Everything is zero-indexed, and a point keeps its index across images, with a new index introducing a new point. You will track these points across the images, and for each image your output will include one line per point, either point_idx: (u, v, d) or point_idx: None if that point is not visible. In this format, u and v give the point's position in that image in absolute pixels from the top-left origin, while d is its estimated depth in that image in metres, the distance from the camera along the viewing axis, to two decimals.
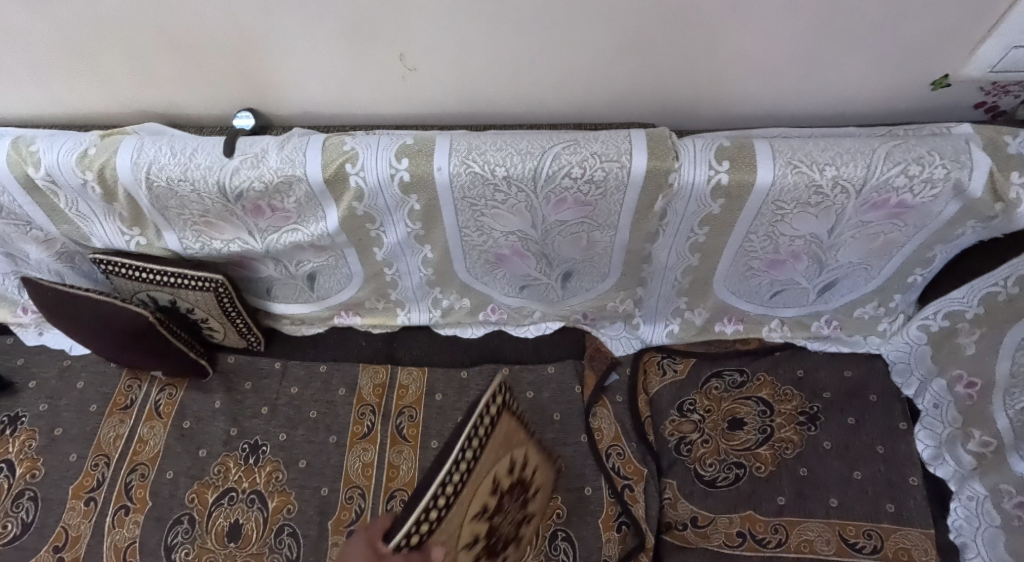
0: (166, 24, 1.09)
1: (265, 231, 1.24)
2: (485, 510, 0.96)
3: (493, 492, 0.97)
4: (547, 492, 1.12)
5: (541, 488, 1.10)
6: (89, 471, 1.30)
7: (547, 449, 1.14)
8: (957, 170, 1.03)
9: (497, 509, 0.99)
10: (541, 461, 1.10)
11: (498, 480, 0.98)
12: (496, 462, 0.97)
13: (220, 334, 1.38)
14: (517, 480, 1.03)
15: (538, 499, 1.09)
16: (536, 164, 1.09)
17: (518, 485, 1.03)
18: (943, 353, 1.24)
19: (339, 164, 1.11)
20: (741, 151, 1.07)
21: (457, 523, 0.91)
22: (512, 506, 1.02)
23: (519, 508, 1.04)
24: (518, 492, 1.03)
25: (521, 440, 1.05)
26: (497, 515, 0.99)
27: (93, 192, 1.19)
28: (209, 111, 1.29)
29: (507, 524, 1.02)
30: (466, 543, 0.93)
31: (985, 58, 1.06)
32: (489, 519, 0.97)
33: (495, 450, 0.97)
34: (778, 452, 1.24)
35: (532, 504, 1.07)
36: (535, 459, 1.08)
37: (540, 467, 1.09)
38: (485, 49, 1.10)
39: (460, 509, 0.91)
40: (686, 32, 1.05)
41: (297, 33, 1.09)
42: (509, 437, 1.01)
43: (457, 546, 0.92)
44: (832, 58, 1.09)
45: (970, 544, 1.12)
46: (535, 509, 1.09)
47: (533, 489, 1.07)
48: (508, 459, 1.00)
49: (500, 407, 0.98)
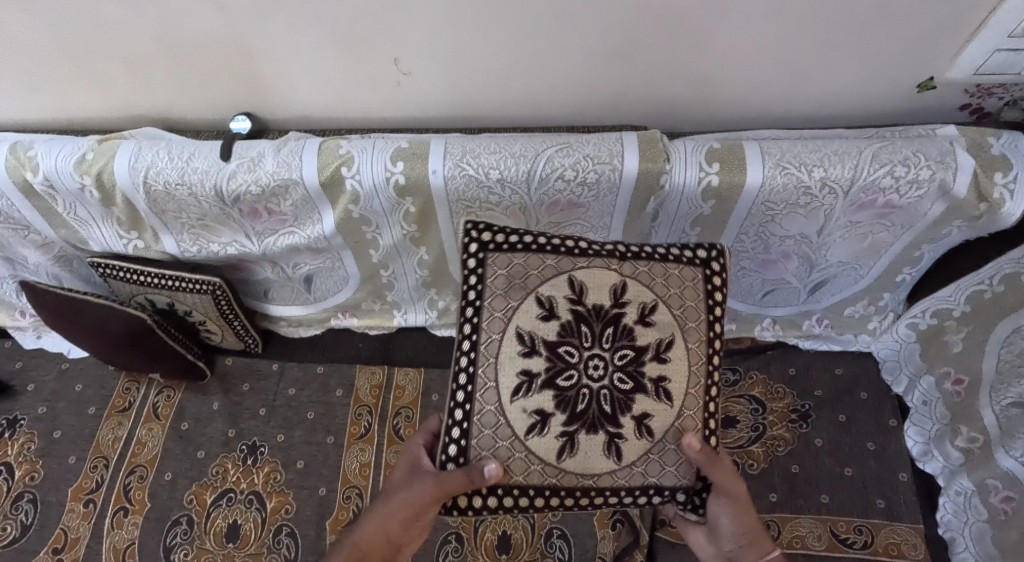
0: (163, 29, 1.11)
1: (262, 234, 1.25)
2: (550, 393, 0.89)
3: (536, 350, 0.91)
4: (698, 321, 0.96)
5: (672, 327, 0.94)
6: (87, 473, 1.31)
7: (664, 263, 0.98)
8: (942, 171, 1.05)
9: (563, 342, 0.91)
10: (640, 272, 0.96)
11: (533, 331, 0.91)
12: (514, 298, 0.93)
13: (217, 336, 1.39)
14: (593, 310, 0.93)
15: (664, 324, 0.94)
16: (529, 167, 1.10)
17: (604, 313, 0.93)
18: (931, 351, 1.26)
19: (335, 167, 1.13)
20: (731, 153, 1.09)
21: (501, 404, 0.89)
22: (595, 348, 0.91)
23: (619, 354, 0.91)
24: (615, 331, 0.92)
25: (564, 261, 0.95)
26: (567, 374, 0.90)
27: (90, 196, 1.20)
28: (206, 115, 1.30)
29: (588, 365, 0.90)
30: (524, 427, 0.89)
31: (968, 61, 1.09)
32: (552, 387, 0.90)
33: (504, 298, 0.93)
34: (770, 449, 1.26)
35: (642, 341, 0.93)
36: (605, 276, 0.95)
37: (660, 304, 0.94)
38: (478, 54, 1.12)
39: (490, 370, 0.91)
40: (676, 37, 1.07)
41: (292, 38, 1.10)
42: (517, 276, 0.94)
43: (521, 433, 0.89)
44: (820, 61, 1.11)
45: (959, 538, 1.15)
46: (668, 338, 0.93)
47: (643, 313, 0.94)
48: (534, 299, 0.93)
49: (487, 246, 0.95)
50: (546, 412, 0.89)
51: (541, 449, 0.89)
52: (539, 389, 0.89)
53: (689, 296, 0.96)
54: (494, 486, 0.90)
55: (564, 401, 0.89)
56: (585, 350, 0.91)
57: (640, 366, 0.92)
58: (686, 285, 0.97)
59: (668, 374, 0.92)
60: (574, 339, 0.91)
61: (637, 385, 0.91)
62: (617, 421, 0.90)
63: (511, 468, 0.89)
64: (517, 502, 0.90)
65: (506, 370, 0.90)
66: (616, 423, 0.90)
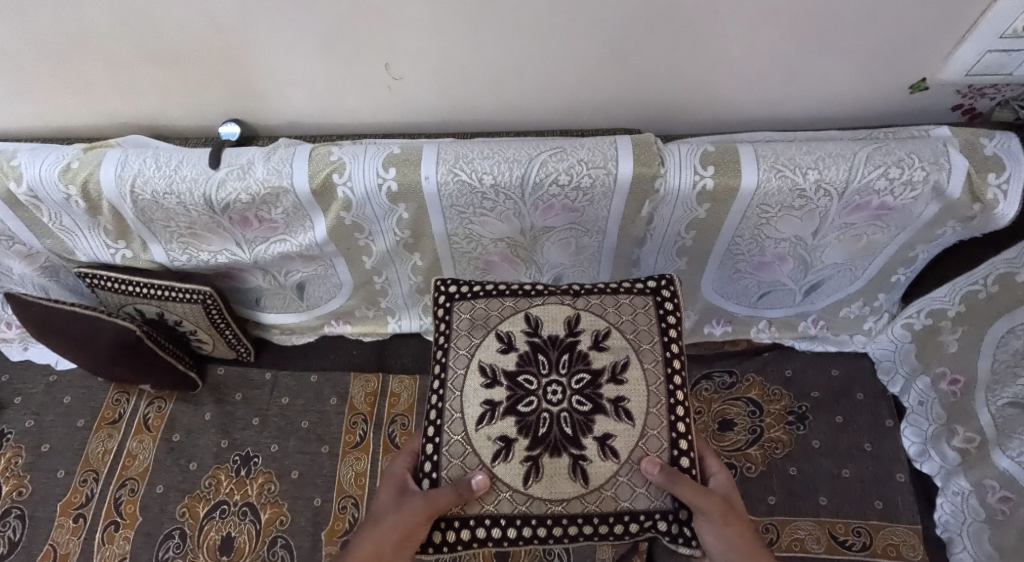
0: (148, 35, 1.09)
1: (253, 242, 1.24)
2: (512, 418, 0.94)
3: (497, 381, 0.97)
4: (654, 343, 0.99)
5: (627, 349, 0.99)
6: (77, 488, 1.28)
7: (615, 294, 1.04)
8: (937, 172, 1.05)
9: (522, 371, 0.97)
10: (592, 304, 1.03)
11: (493, 363, 0.98)
12: (476, 336, 1.01)
13: (209, 346, 1.37)
14: (549, 341, 0.99)
15: (616, 348, 0.99)
16: (523, 172, 1.09)
17: (562, 342, 0.99)
18: (927, 351, 1.26)
19: (327, 174, 1.11)
20: (725, 155, 1.08)
21: (467, 432, 0.94)
22: (552, 374, 0.97)
23: (575, 379, 0.96)
24: (571, 359, 0.98)
25: (521, 300, 1.03)
26: (527, 400, 0.95)
27: (77, 206, 1.18)
28: (194, 121, 1.28)
29: (546, 390, 0.96)
30: (489, 455, 0.93)
31: (961, 62, 1.09)
32: (514, 413, 0.94)
33: (468, 337, 1.01)
34: (768, 452, 1.26)
35: (597, 365, 0.97)
36: (560, 310, 1.02)
37: (613, 331, 1.00)
38: (471, 58, 1.11)
39: (456, 402, 0.97)
40: (669, 40, 1.06)
41: (281, 44, 1.09)
42: (479, 319, 1.03)
43: (485, 462, 0.93)
44: (813, 63, 1.11)
45: (956, 538, 1.15)
46: (623, 361, 0.98)
47: (598, 341, 0.99)
48: (494, 335, 1.00)
49: (453, 296, 1.06)
50: (509, 438, 0.93)
51: (508, 475, 0.92)
52: (501, 415, 0.94)
53: (641, 322, 1.01)
54: (466, 516, 0.91)
55: (525, 425, 0.94)
56: (542, 377, 0.96)
57: (597, 389, 0.95)
58: (640, 312, 1.02)
59: (625, 395, 0.95)
60: (533, 368, 0.97)
61: (595, 406, 0.94)
62: (577, 444, 0.93)
63: (481, 496, 0.92)
64: (489, 533, 0.91)
65: (470, 401, 0.96)
66: (578, 446, 0.93)
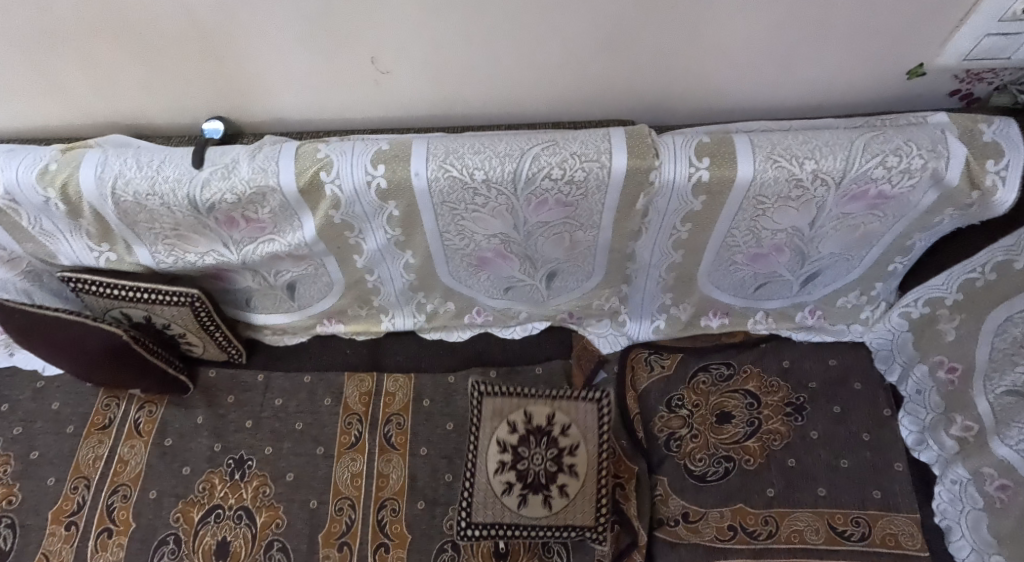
0: (124, 31, 1.05)
1: (241, 242, 1.21)
2: (511, 471, 1.17)
3: (504, 448, 1.18)
4: (599, 428, 1.21)
5: (579, 433, 1.20)
6: (68, 495, 1.26)
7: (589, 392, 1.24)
8: (935, 160, 1.04)
9: (521, 443, 1.19)
10: (565, 411, 1.22)
11: (504, 436, 1.19)
12: (489, 442, 1.19)
13: (199, 348, 1.35)
14: (538, 429, 1.20)
15: (574, 434, 1.20)
16: (515, 167, 1.07)
17: (546, 434, 1.20)
18: (924, 339, 1.26)
19: (314, 172, 1.08)
20: (721, 146, 1.06)
21: (485, 477, 1.17)
22: (539, 447, 1.19)
23: (551, 450, 1.19)
24: (548, 441, 1.19)
25: (519, 404, 1.22)
26: (519, 473, 1.17)
27: (56, 209, 1.15)
28: (177, 120, 1.24)
29: (533, 478, 1.17)
30: (500, 489, 1.16)
31: (959, 47, 1.07)
32: (513, 468, 1.17)
33: (489, 421, 1.21)
34: (766, 444, 1.25)
35: (562, 441, 1.19)
36: (541, 406, 1.22)
37: (573, 424, 1.21)
38: (458, 50, 1.08)
39: (477, 493, 1.16)
40: (661, 27, 1.04)
41: (264, 38, 1.06)
42: (502, 407, 1.21)
43: (496, 493, 1.16)
44: (808, 50, 1.08)
45: (955, 526, 1.14)
46: (575, 440, 1.19)
47: (563, 430, 1.20)
48: (502, 416, 1.20)
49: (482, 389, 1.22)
50: (510, 482, 1.16)
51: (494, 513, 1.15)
52: (504, 476, 1.17)
53: (588, 424, 1.21)
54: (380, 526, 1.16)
55: (519, 473, 1.17)
56: (532, 449, 1.18)
57: (562, 457, 1.18)
58: (589, 415, 1.22)
59: (579, 448, 1.19)
60: (523, 460, 1.18)
61: (563, 464, 1.18)
62: (547, 487, 1.16)
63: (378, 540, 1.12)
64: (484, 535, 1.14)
65: (484, 462, 1.18)
66: (548, 489, 1.16)
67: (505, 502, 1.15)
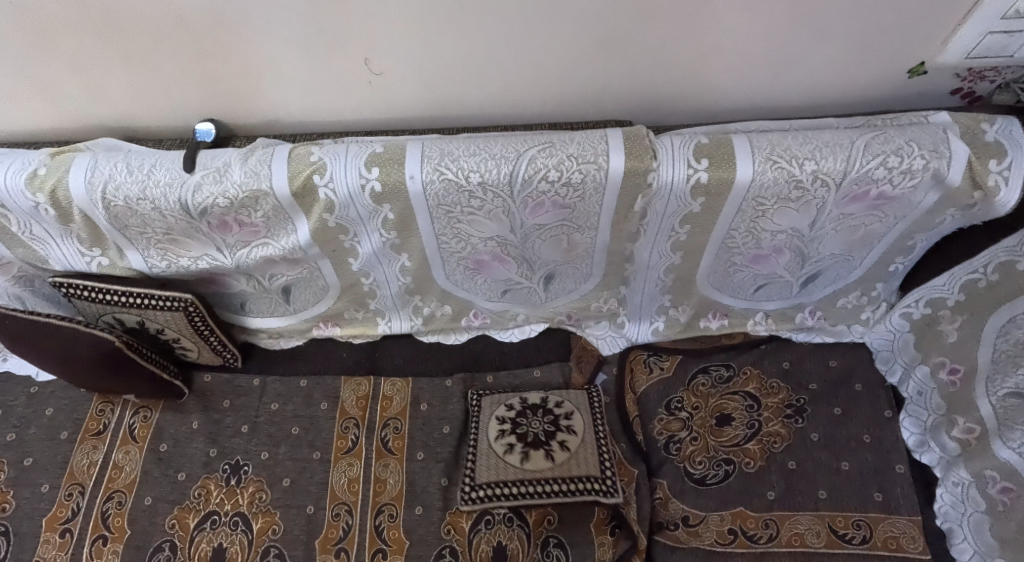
0: (113, 33, 1.04)
1: (234, 247, 1.19)
2: (508, 434, 1.23)
3: (504, 422, 1.25)
4: (591, 402, 1.28)
5: (574, 406, 1.27)
6: (62, 502, 1.25)
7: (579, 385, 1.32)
8: (937, 160, 1.02)
9: (519, 415, 1.26)
10: (561, 393, 1.30)
11: (502, 411, 1.27)
12: (492, 418, 1.26)
13: (194, 353, 1.33)
14: (535, 404, 1.27)
15: (568, 405, 1.27)
16: (511, 169, 1.05)
17: (542, 406, 1.27)
18: (926, 340, 1.25)
19: (307, 176, 1.07)
20: (720, 147, 1.05)
21: (487, 441, 1.23)
22: (537, 417, 1.25)
23: (548, 416, 1.25)
24: (543, 411, 1.26)
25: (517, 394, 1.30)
26: (519, 437, 1.23)
27: (46, 214, 1.13)
28: (169, 123, 1.23)
29: (533, 440, 1.22)
30: (502, 450, 1.22)
31: (961, 45, 1.05)
32: (514, 432, 1.23)
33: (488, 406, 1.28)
34: (766, 446, 1.24)
35: (558, 410, 1.26)
36: (535, 391, 1.31)
37: (566, 398, 1.28)
38: (453, 51, 1.06)
39: (481, 458, 1.22)
40: (658, 27, 1.02)
41: (255, 39, 1.04)
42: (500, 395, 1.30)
43: (499, 453, 1.21)
44: (808, 49, 1.07)
45: (957, 529, 1.13)
46: (569, 409, 1.26)
47: (557, 402, 1.28)
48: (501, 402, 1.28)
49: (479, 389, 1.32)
50: (511, 444, 1.22)
51: (501, 473, 1.19)
52: (505, 442, 1.22)
53: (581, 399, 1.28)
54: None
55: (519, 436, 1.23)
56: (531, 418, 1.25)
57: (559, 421, 1.25)
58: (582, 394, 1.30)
59: (574, 412, 1.26)
60: (526, 426, 1.24)
61: (560, 428, 1.24)
62: (548, 442, 1.22)
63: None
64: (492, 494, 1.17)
65: (487, 430, 1.25)
66: (549, 444, 1.21)
67: (507, 460, 1.20)
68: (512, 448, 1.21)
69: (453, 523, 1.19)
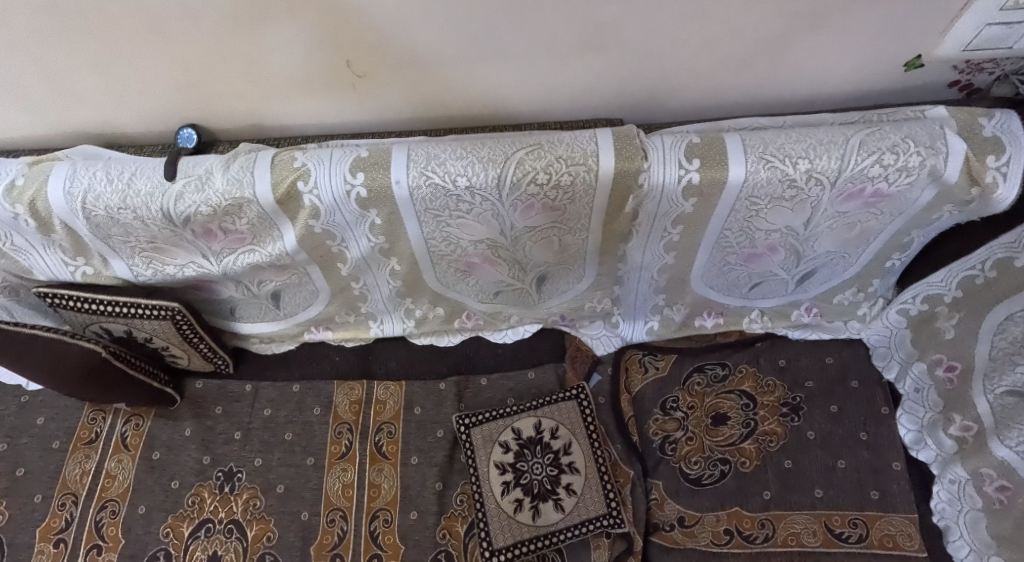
0: (86, 39, 1.01)
1: (220, 254, 1.18)
2: (513, 483, 1.18)
3: (504, 469, 1.20)
4: (585, 426, 1.24)
5: (570, 434, 1.23)
6: (56, 512, 1.24)
7: (560, 399, 1.27)
8: (933, 157, 1.00)
9: (518, 459, 1.21)
10: (550, 416, 1.25)
11: (500, 459, 1.21)
12: (492, 470, 1.20)
13: (184, 360, 1.32)
14: (532, 441, 1.22)
15: (564, 435, 1.23)
16: (498, 172, 1.03)
17: (540, 443, 1.22)
18: (923, 337, 1.24)
19: (291, 182, 1.05)
20: (711, 146, 1.03)
21: (494, 499, 1.17)
22: (536, 458, 1.21)
23: (547, 456, 1.21)
24: (542, 450, 1.21)
25: (506, 429, 1.23)
26: (525, 485, 1.18)
27: (27, 225, 1.11)
28: (150, 129, 1.21)
29: (539, 488, 1.18)
30: (511, 508, 1.16)
31: (958, 36, 1.03)
32: (519, 484, 1.18)
33: (483, 448, 1.22)
34: (762, 445, 1.23)
35: (555, 445, 1.22)
36: (526, 419, 1.24)
37: (560, 425, 1.23)
38: (439, 52, 1.04)
39: (495, 518, 1.16)
40: (647, 25, 0.99)
41: (234, 43, 1.01)
42: (490, 433, 1.23)
43: (509, 512, 1.16)
44: (803, 44, 1.04)
45: (953, 526, 1.12)
46: (566, 442, 1.22)
47: (553, 434, 1.23)
48: (496, 445, 1.22)
49: (468, 423, 1.24)
50: (519, 498, 1.17)
51: (518, 528, 1.15)
52: (513, 493, 1.18)
53: (573, 422, 1.24)
54: None
55: (525, 485, 1.18)
56: (529, 462, 1.20)
57: (560, 460, 1.20)
58: (573, 413, 1.25)
59: (570, 447, 1.22)
60: (527, 472, 1.20)
61: (561, 468, 1.20)
62: (555, 491, 1.18)
63: None
64: (514, 552, 1.13)
65: (492, 483, 1.19)
66: (556, 492, 1.17)
67: (520, 518, 1.15)
68: (519, 498, 1.17)
69: (448, 527, 1.19)
